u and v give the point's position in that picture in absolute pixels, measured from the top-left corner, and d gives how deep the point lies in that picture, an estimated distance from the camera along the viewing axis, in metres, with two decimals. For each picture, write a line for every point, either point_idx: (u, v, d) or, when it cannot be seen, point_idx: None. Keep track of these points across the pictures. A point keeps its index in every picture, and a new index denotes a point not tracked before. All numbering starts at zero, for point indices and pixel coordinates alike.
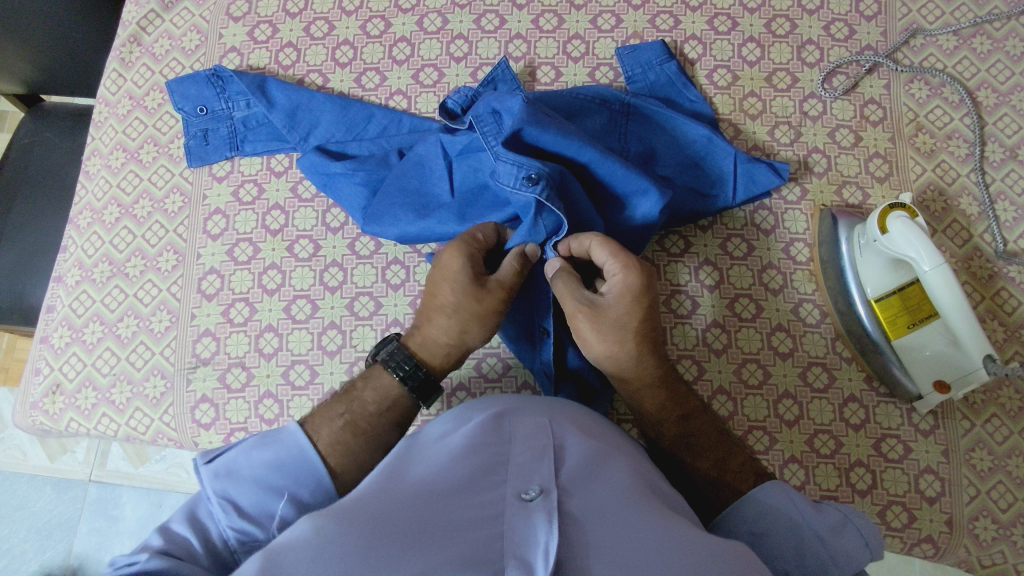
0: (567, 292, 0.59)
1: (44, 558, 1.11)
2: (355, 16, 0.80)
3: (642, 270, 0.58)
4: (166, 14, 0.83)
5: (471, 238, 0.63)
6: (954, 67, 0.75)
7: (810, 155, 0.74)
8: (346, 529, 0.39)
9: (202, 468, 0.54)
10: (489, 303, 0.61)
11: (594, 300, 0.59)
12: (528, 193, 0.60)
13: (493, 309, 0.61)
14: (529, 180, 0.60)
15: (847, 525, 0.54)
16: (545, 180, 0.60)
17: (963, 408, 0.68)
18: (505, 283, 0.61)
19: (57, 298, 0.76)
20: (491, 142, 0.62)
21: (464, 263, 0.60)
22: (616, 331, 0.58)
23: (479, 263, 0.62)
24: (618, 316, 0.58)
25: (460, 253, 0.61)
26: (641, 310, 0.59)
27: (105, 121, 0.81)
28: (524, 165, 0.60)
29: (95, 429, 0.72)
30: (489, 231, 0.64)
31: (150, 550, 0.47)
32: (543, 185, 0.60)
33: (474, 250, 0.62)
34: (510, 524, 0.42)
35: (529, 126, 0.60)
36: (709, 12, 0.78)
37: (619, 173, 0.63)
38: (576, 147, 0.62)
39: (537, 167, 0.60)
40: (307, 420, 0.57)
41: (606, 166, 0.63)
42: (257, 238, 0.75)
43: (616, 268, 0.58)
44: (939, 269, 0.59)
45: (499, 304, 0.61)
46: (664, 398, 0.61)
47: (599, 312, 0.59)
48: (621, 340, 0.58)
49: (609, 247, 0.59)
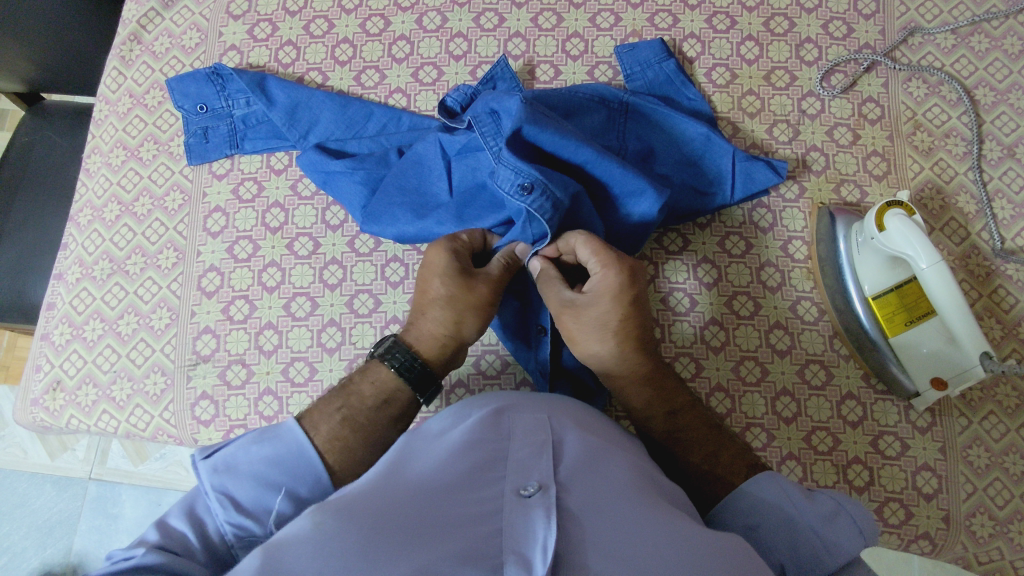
0: (549, 291, 0.61)
1: (45, 555, 1.12)
2: (355, 14, 0.80)
3: (621, 267, 0.59)
4: (166, 13, 0.83)
5: (453, 237, 0.64)
6: (952, 65, 0.76)
7: (808, 153, 0.74)
8: (345, 525, 0.40)
9: (200, 463, 0.54)
10: (482, 291, 0.61)
11: (574, 300, 0.60)
12: (522, 202, 0.60)
13: (485, 296, 0.61)
14: (523, 188, 0.60)
15: (841, 513, 0.54)
16: (540, 188, 0.60)
17: (960, 405, 0.68)
18: (496, 278, 0.62)
19: (57, 295, 0.76)
20: (491, 143, 0.63)
21: (449, 257, 0.61)
22: (599, 329, 0.60)
23: (465, 258, 0.63)
24: (599, 316, 0.59)
25: (444, 248, 0.62)
26: (620, 309, 0.59)
27: (106, 119, 0.81)
28: (521, 172, 0.61)
29: (95, 425, 0.73)
30: (475, 237, 0.65)
31: (146, 545, 0.48)
32: (537, 194, 0.60)
33: (459, 247, 0.63)
34: (509, 520, 0.42)
35: (530, 128, 0.60)
36: (708, 10, 0.78)
37: (616, 173, 0.63)
38: (574, 147, 0.62)
39: (532, 175, 0.60)
40: (305, 415, 0.57)
41: (603, 166, 0.63)
42: (256, 236, 0.75)
43: (596, 268, 0.59)
44: (936, 267, 0.60)
45: (490, 291, 0.62)
46: (650, 394, 0.62)
47: (580, 312, 0.59)
48: (607, 339, 0.60)
49: (592, 246, 0.59)
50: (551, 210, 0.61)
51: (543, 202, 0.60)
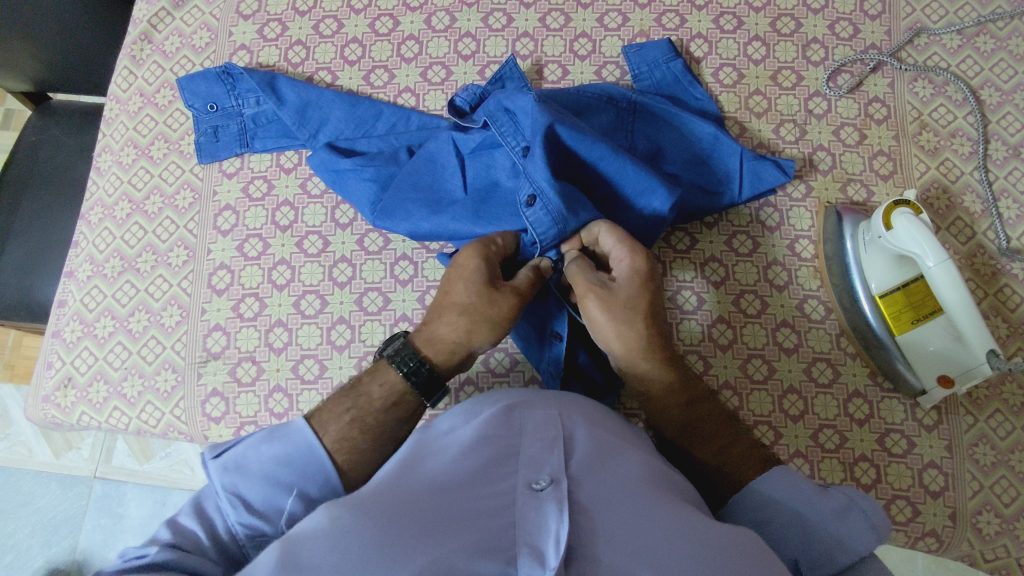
0: (578, 277, 0.61)
1: (50, 553, 1.12)
2: (363, 14, 0.81)
3: (646, 255, 0.61)
4: (177, 13, 0.84)
5: (488, 241, 0.63)
6: (958, 65, 0.76)
7: (815, 152, 0.75)
8: (361, 518, 0.40)
9: (210, 462, 0.54)
10: (502, 304, 0.61)
11: (605, 283, 0.61)
12: (523, 211, 0.64)
13: (507, 311, 0.61)
14: (528, 200, 0.64)
15: (853, 508, 0.54)
16: (543, 201, 0.63)
17: (966, 403, 0.68)
18: (522, 287, 0.62)
19: (68, 293, 0.77)
20: (512, 142, 0.66)
21: (480, 264, 0.61)
22: (627, 314, 0.59)
23: (494, 267, 0.62)
24: (628, 299, 0.60)
25: (478, 254, 0.61)
26: (646, 294, 0.60)
27: (116, 118, 0.82)
28: (532, 179, 0.64)
29: (106, 422, 0.73)
30: (509, 238, 0.65)
31: (159, 544, 0.48)
32: (539, 204, 0.63)
33: (492, 253, 0.62)
34: (521, 514, 0.43)
35: (544, 126, 0.62)
36: (715, 11, 0.79)
37: (629, 170, 0.65)
38: (588, 144, 0.64)
39: (536, 186, 0.64)
40: (314, 414, 0.57)
41: (617, 162, 0.65)
42: (267, 234, 0.75)
43: (624, 253, 0.61)
44: (944, 265, 0.60)
45: (511, 306, 0.61)
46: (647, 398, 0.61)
47: (611, 295, 0.60)
48: (632, 323, 0.59)
49: (617, 235, 0.62)
50: (549, 224, 0.63)
51: (542, 215, 0.63)
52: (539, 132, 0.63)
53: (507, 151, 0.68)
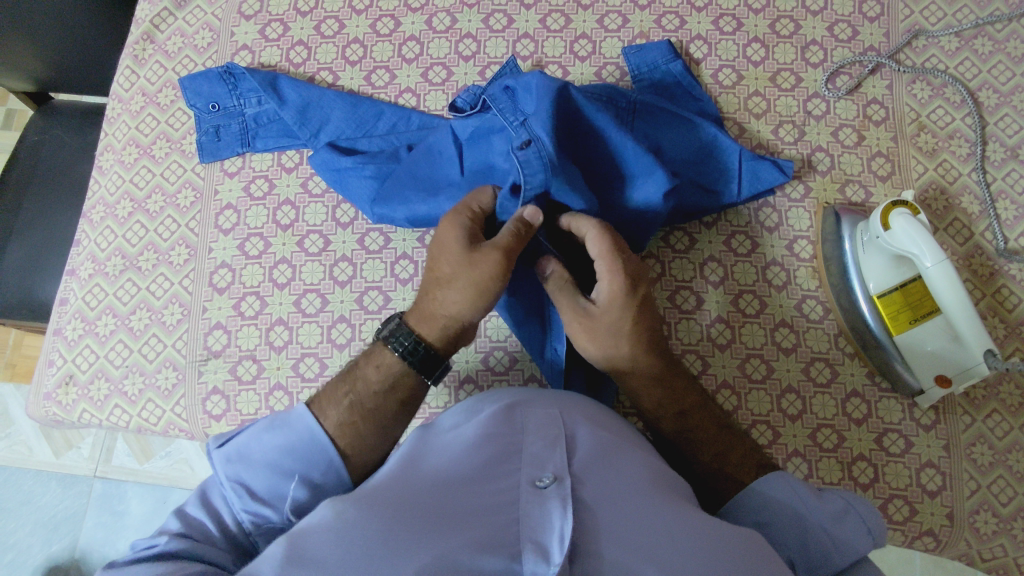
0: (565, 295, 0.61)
1: (50, 552, 1.12)
2: (365, 15, 0.81)
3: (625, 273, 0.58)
4: (179, 13, 0.84)
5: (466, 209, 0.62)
6: (956, 67, 0.76)
7: (813, 153, 0.75)
8: (366, 513, 0.41)
9: (214, 453, 0.55)
10: (485, 263, 0.58)
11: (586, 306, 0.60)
12: (515, 154, 0.63)
13: (491, 271, 0.58)
14: (521, 143, 0.63)
15: (850, 512, 0.55)
16: (537, 148, 0.63)
17: (963, 403, 0.69)
18: (504, 243, 0.58)
19: (70, 291, 0.77)
20: (511, 118, 0.65)
21: (459, 230, 0.60)
22: (613, 332, 0.59)
23: (474, 231, 0.61)
24: (609, 322, 0.59)
25: (455, 223, 0.60)
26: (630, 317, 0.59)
27: (118, 117, 0.82)
28: (529, 130, 0.64)
29: (106, 420, 0.73)
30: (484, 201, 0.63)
31: (169, 533, 0.49)
32: (533, 148, 0.63)
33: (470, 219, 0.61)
34: (525, 511, 0.43)
35: (551, 91, 0.64)
36: (715, 12, 0.79)
37: (631, 148, 0.65)
38: (593, 109, 0.65)
39: (528, 133, 0.63)
40: (314, 400, 0.57)
41: (620, 140, 0.65)
42: (267, 233, 0.76)
43: (603, 272, 0.59)
44: (941, 265, 0.61)
45: (495, 262, 0.58)
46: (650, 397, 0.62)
47: (590, 318, 0.59)
48: (619, 342, 0.60)
49: (601, 247, 0.58)
50: (539, 169, 0.62)
51: (533, 159, 0.62)
52: (545, 97, 0.64)
53: (506, 129, 0.67)
